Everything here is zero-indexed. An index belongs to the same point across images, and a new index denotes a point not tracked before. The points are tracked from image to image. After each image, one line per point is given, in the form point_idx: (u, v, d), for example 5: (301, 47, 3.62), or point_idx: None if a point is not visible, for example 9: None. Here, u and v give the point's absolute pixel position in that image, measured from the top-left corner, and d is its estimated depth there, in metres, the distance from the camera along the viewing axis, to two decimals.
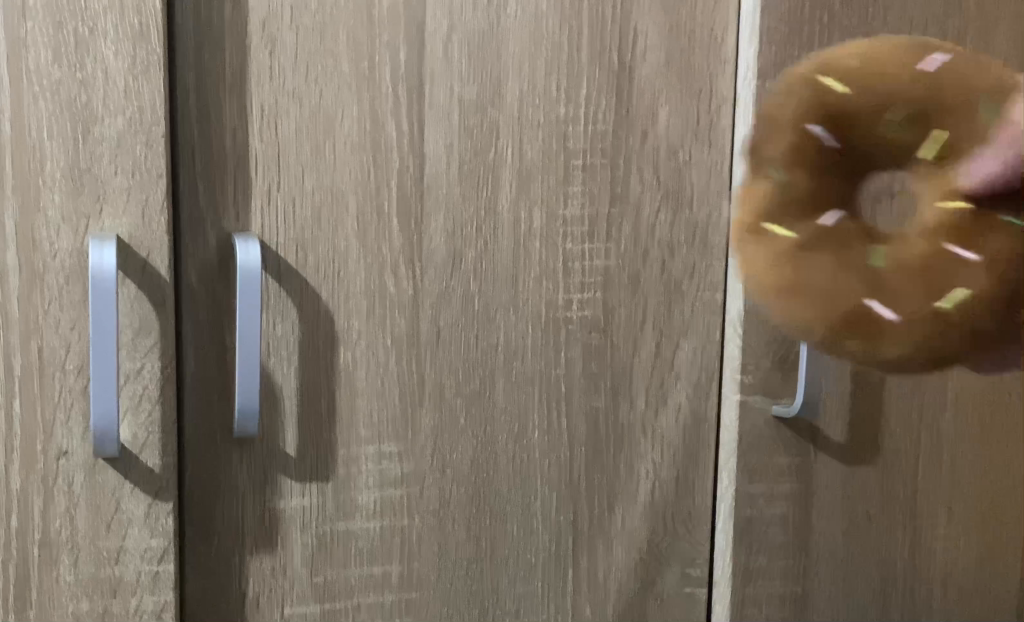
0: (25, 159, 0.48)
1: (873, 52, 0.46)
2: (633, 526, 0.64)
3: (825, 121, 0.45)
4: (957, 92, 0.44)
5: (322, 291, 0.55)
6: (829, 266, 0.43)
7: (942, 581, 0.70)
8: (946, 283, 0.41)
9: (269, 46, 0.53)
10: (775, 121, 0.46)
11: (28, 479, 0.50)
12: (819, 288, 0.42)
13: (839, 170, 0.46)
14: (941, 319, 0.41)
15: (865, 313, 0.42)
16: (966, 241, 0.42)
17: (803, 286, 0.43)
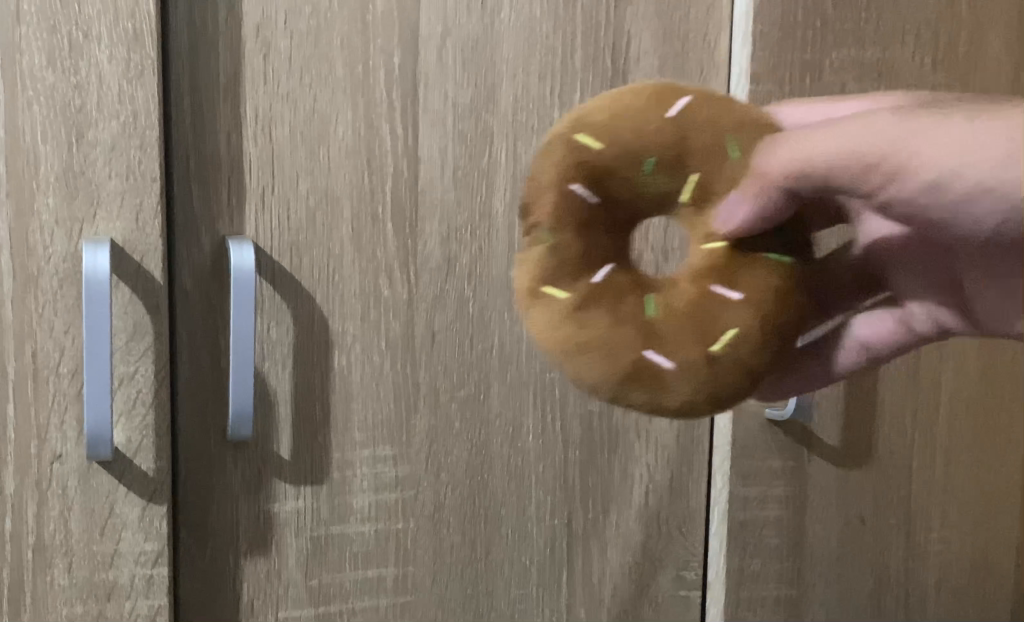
0: (19, 163, 0.49)
1: (622, 103, 0.41)
2: (627, 529, 0.64)
3: (588, 179, 0.41)
4: (713, 114, 0.41)
5: (316, 294, 0.56)
6: (609, 319, 0.40)
7: (936, 584, 0.70)
8: (714, 326, 0.39)
9: (263, 50, 0.53)
10: (538, 183, 0.41)
11: (22, 483, 0.50)
12: (599, 342, 0.39)
13: (602, 226, 0.41)
14: (715, 365, 0.39)
15: (648, 366, 0.39)
16: (729, 279, 0.40)
17: (583, 344, 0.39)
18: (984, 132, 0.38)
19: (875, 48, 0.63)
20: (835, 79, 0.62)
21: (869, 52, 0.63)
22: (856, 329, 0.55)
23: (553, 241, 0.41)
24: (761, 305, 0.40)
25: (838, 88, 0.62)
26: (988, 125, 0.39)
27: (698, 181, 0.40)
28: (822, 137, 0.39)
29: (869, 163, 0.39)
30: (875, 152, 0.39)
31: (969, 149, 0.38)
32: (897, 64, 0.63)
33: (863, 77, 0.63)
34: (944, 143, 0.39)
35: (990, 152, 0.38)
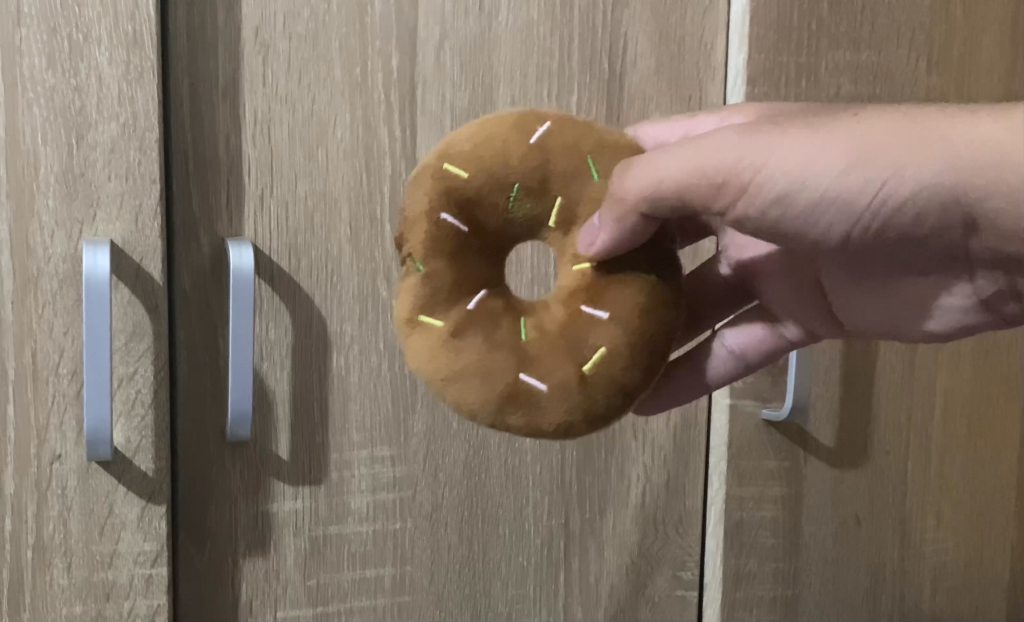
0: (19, 165, 0.49)
1: (486, 131, 0.41)
2: (624, 529, 0.64)
3: (456, 209, 0.40)
4: (573, 137, 0.41)
5: (315, 295, 0.56)
6: (483, 344, 0.39)
7: (931, 584, 0.70)
8: (585, 346, 0.39)
9: (262, 53, 0.53)
10: (409, 215, 0.41)
11: (21, 483, 0.51)
12: (473, 368, 0.39)
13: (476, 254, 0.41)
14: (587, 386, 0.39)
15: (523, 389, 0.39)
16: (595, 299, 0.40)
17: (457, 371, 0.39)
18: (822, 139, 0.38)
19: (870, 51, 0.63)
20: (831, 82, 0.63)
21: (864, 55, 0.63)
22: (725, 336, 0.56)
23: (424, 271, 0.40)
24: (630, 324, 0.40)
25: (834, 90, 0.63)
26: (826, 132, 0.39)
27: (563, 204, 0.41)
28: (666, 158, 0.39)
29: (712, 182, 0.38)
30: (720, 169, 0.38)
31: (807, 155, 0.38)
32: (892, 67, 0.64)
33: (858, 79, 0.63)
34: (784, 152, 0.38)
35: (830, 157, 0.38)
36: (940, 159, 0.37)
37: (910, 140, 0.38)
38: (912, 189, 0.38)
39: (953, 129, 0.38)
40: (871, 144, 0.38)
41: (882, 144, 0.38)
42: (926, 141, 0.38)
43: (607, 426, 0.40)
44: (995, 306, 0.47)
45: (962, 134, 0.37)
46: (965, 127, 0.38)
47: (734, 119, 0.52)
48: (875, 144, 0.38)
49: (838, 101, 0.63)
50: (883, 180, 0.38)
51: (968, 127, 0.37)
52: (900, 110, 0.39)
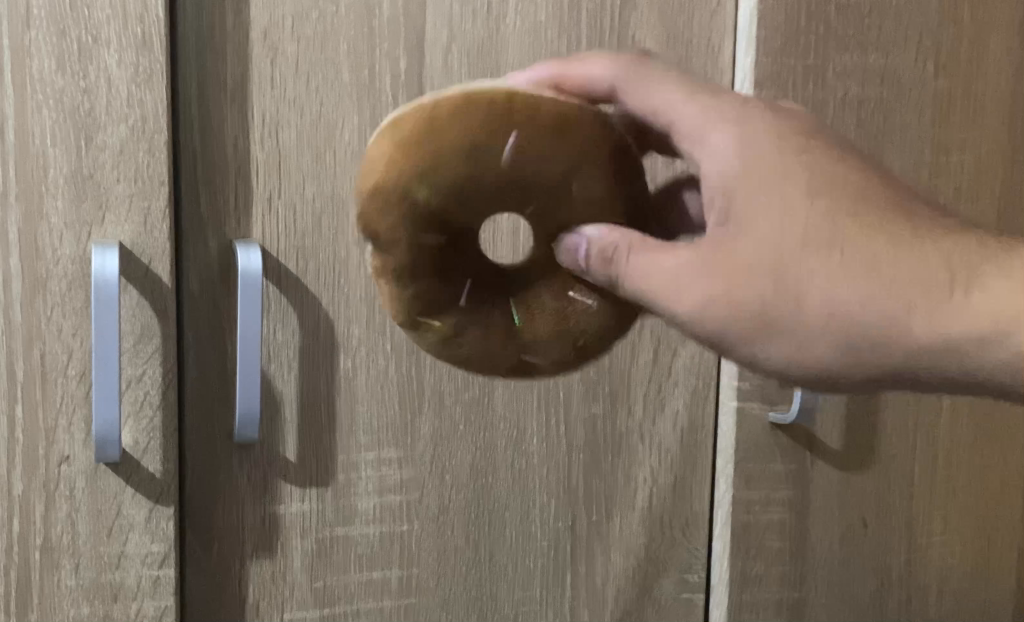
0: (29, 167, 0.49)
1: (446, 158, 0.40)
2: (631, 532, 0.64)
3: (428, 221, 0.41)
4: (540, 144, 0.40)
5: (322, 298, 0.56)
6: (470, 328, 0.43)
7: (938, 588, 0.70)
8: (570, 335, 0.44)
9: (271, 55, 0.53)
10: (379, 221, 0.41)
11: (30, 484, 0.51)
12: (478, 359, 0.44)
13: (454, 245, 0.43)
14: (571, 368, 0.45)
15: (525, 366, 0.44)
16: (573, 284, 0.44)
17: (462, 359, 0.44)
18: (797, 319, 0.40)
19: (878, 54, 0.63)
20: (839, 84, 0.62)
21: (872, 58, 0.63)
22: None
23: (397, 287, 0.42)
24: (613, 303, 0.44)
25: (842, 93, 0.63)
26: (803, 312, 0.40)
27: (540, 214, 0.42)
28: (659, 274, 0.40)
29: (694, 335, 0.41)
30: (700, 332, 0.40)
31: (771, 339, 0.40)
32: (899, 70, 0.64)
33: (865, 83, 0.63)
34: (760, 330, 0.40)
35: (792, 344, 0.40)
36: (897, 360, 0.41)
37: (878, 336, 0.40)
38: (864, 375, 0.41)
39: (924, 325, 0.40)
40: (839, 325, 0.40)
41: (852, 336, 0.40)
42: (888, 338, 0.40)
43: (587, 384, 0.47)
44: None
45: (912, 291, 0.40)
46: (938, 332, 0.40)
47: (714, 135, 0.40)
48: (850, 330, 0.40)
49: (846, 103, 0.63)
50: (833, 373, 0.41)
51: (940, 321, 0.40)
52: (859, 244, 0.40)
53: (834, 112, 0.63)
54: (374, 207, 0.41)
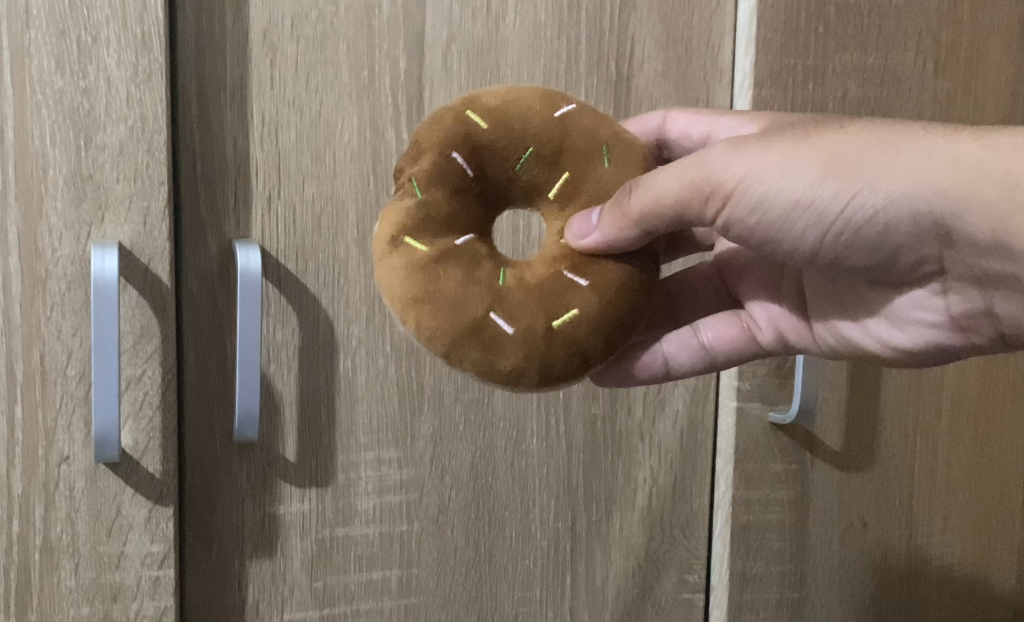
0: (28, 167, 0.49)
1: (513, 95, 0.44)
2: (631, 533, 0.64)
3: (467, 151, 0.42)
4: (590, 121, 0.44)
5: (322, 298, 0.56)
6: (461, 275, 0.40)
7: (937, 588, 0.70)
8: (559, 304, 0.41)
9: (270, 55, 0.53)
10: (421, 144, 0.42)
11: (29, 485, 0.51)
12: (443, 299, 0.40)
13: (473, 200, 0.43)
14: (551, 340, 0.40)
15: (491, 327, 0.40)
16: (579, 265, 0.42)
17: (427, 295, 0.40)
18: (807, 147, 0.41)
19: (877, 54, 0.63)
20: (839, 84, 0.62)
21: (872, 58, 0.63)
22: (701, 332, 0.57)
23: (422, 195, 0.41)
24: (608, 294, 0.42)
25: (842, 92, 0.63)
26: (812, 140, 0.42)
27: (568, 179, 0.43)
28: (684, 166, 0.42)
29: (702, 194, 0.42)
30: (708, 182, 0.42)
31: (783, 173, 0.41)
32: (899, 70, 0.64)
33: (865, 83, 0.63)
34: (772, 163, 0.41)
35: (803, 173, 0.41)
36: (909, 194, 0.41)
37: (889, 157, 0.41)
38: (883, 202, 0.41)
39: (929, 146, 0.41)
40: (849, 154, 0.41)
41: (862, 158, 0.41)
42: (901, 162, 0.41)
43: (560, 382, 0.41)
44: (963, 325, 0.46)
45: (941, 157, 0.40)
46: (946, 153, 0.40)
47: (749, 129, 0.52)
48: (859, 160, 0.41)
49: (846, 103, 0.63)
50: (854, 192, 0.41)
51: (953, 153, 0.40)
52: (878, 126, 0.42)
53: (834, 112, 0.63)
54: (429, 128, 0.43)
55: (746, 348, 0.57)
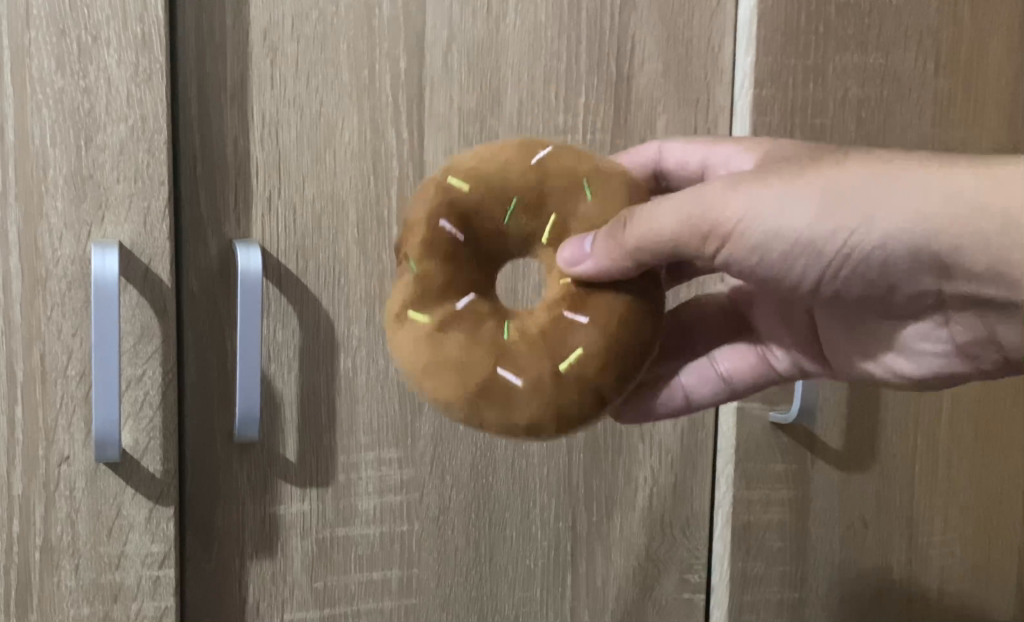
0: (29, 167, 0.49)
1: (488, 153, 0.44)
2: (631, 532, 0.64)
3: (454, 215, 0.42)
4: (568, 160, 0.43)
5: (322, 298, 0.56)
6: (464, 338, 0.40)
7: (938, 588, 0.70)
8: (565, 347, 0.41)
9: (270, 55, 0.53)
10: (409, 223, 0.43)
11: (29, 485, 0.50)
12: (451, 362, 0.40)
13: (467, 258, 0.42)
14: (562, 385, 0.40)
15: (500, 383, 0.40)
16: (581, 305, 0.42)
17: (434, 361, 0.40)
18: (806, 181, 0.41)
19: (878, 54, 0.63)
20: (839, 84, 0.62)
21: (872, 58, 0.63)
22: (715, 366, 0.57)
23: (415, 269, 0.42)
24: (613, 328, 0.41)
25: (842, 92, 0.63)
26: (812, 174, 0.42)
27: (556, 222, 0.43)
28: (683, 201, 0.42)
29: (700, 233, 0.41)
30: (705, 222, 0.41)
31: (783, 211, 0.41)
32: (899, 70, 0.64)
33: (865, 83, 0.63)
34: (771, 203, 0.41)
35: (803, 211, 0.41)
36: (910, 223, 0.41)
37: (888, 191, 0.41)
38: (881, 238, 0.41)
39: (926, 169, 0.41)
40: (848, 191, 0.41)
41: (859, 188, 0.41)
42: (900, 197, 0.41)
43: (581, 424, 0.41)
44: (970, 353, 0.48)
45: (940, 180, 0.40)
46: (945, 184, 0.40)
47: (744, 159, 0.51)
48: (859, 193, 0.41)
49: (846, 103, 0.63)
50: (852, 230, 0.41)
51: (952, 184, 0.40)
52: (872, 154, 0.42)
53: (834, 112, 0.63)
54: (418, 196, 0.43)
55: (762, 373, 0.57)
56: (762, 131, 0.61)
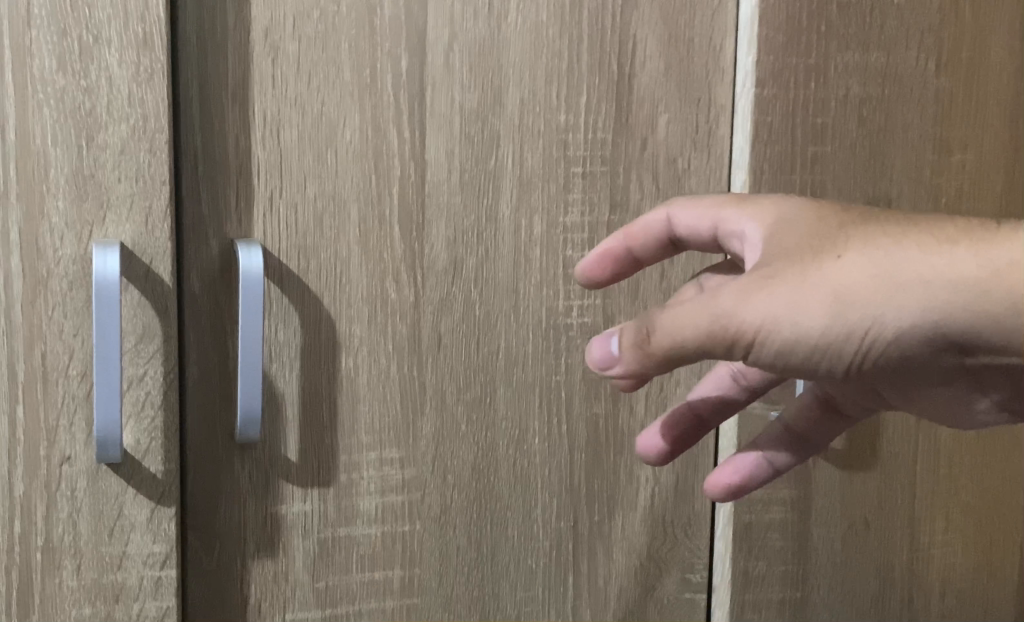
0: (29, 166, 0.49)
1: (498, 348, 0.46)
2: (633, 532, 0.64)
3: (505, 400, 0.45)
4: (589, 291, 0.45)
5: (324, 297, 0.56)
6: None
7: (940, 587, 0.70)
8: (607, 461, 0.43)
9: (272, 54, 0.53)
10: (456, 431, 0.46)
11: (30, 485, 0.50)
12: None
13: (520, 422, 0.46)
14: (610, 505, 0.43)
15: None
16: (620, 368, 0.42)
17: None
18: (812, 286, 0.40)
19: (879, 53, 0.63)
20: (840, 83, 0.62)
21: (873, 57, 0.63)
22: (754, 450, 0.57)
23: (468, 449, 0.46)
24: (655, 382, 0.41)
25: (843, 91, 0.63)
26: (816, 277, 0.40)
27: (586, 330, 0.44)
28: (703, 309, 0.40)
29: (723, 342, 0.40)
30: (728, 332, 0.40)
31: (795, 316, 0.40)
32: (901, 69, 0.63)
33: (866, 81, 0.63)
34: (783, 310, 0.40)
35: (815, 317, 0.40)
36: (926, 309, 0.40)
37: (894, 288, 0.40)
38: (894, 333, 0.41)
39: (934, 262, 0.40)
40: (857, 296, 0.40)
41: (870, 292, 0.40)
42: (906, 291, 0.40)
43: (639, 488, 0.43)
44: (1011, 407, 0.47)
45: (949, 268, 0.40)
46: (947, 271, 0.40)
47: (752, 230, 0.44)
48: (866, 293, 0.40)
49: (848, 102, 0.63)
50: (865, 330, 0.40)
51: (953, 270, 0.40)
52: (874, 237, 0.41)
53: (835, 111, 0.63)
54: None
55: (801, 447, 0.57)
56: (764, 130, 0.61)
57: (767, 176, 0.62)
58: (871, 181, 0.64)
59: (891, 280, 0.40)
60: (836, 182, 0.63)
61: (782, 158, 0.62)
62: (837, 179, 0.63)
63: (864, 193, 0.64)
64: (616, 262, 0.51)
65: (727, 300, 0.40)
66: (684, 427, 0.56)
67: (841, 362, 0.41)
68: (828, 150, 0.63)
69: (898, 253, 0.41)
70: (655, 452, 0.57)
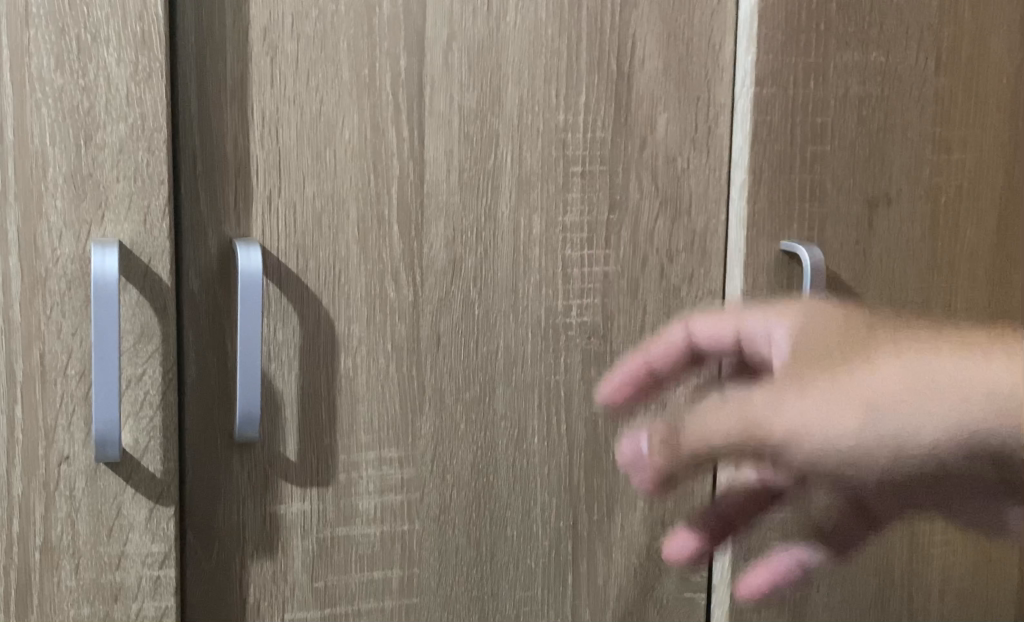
0: (28, 166, 0.49)
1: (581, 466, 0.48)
2: (632, 531, 0.64)
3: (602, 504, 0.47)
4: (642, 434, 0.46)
5: (323, 297, 0.56)
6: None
7: (939, 587, 0.70)
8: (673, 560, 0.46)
9: (270, 53, 0.53)
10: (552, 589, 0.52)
11: (29, 484, 0.50)
12: None
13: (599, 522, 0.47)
14: None
15: None
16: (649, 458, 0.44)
17: None
18: (847, 387, 0.43)
19: (879, 52, 0.63)
20: (840, 82, 0.62)
21: (873, 56, 0.63)
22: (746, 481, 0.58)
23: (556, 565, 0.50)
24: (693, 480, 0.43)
25: (842, 91, 0.62)
26: (847, 384, 0.43)
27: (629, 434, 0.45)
28: (738, 405, 0.43)
29: (752, 444, 0.43)
30: (760, 434, 0.43)
31: (829, 424, 0.43)
32: (900, 68, 0.63)
33: (866, 81, 0.63)
34: (816, 410, 0.43)
35: (846, 413, 0.43)
36: (957, 414, 0.42)
37: (923, 395, 0.43)
38: (929, 442, 0.43)
39: (967, 368, 0.43)
40: (887, 401, 0.43)
41: (900, 398, 0.43)
42: (934, 392, 0.43)
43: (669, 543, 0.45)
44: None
45: (978, 378, 0.42)
46: (967, 417, 0.42)
47: (778, 332, 0.47)
48: (890, 407, 0.43)
49: (847, 102, 0.63)
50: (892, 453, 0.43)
51: (981, 379, 0.42)
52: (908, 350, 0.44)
53: (834, 111, 0.63)
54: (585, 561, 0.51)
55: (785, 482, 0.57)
56: (763, 130, 0.61)
57: (767, 176, 0.62)
58: (870, 181, 0.64)
59: (921, 390, 0.43)
60: (835, 181, 0.63)
61: (781, 158, 0.62)
62: (836, 179, 0.63)
63: (863, 193, 0.64)
64: (634, 383, 0.50)
65: (754, 397, 0.43)
66: (710, 527, 0.57)
67: (876, 466, 0.43)
68: (827, 149, 0.63)
69: (927, 354, 0.44)
70: (685, 554, 0.57)
